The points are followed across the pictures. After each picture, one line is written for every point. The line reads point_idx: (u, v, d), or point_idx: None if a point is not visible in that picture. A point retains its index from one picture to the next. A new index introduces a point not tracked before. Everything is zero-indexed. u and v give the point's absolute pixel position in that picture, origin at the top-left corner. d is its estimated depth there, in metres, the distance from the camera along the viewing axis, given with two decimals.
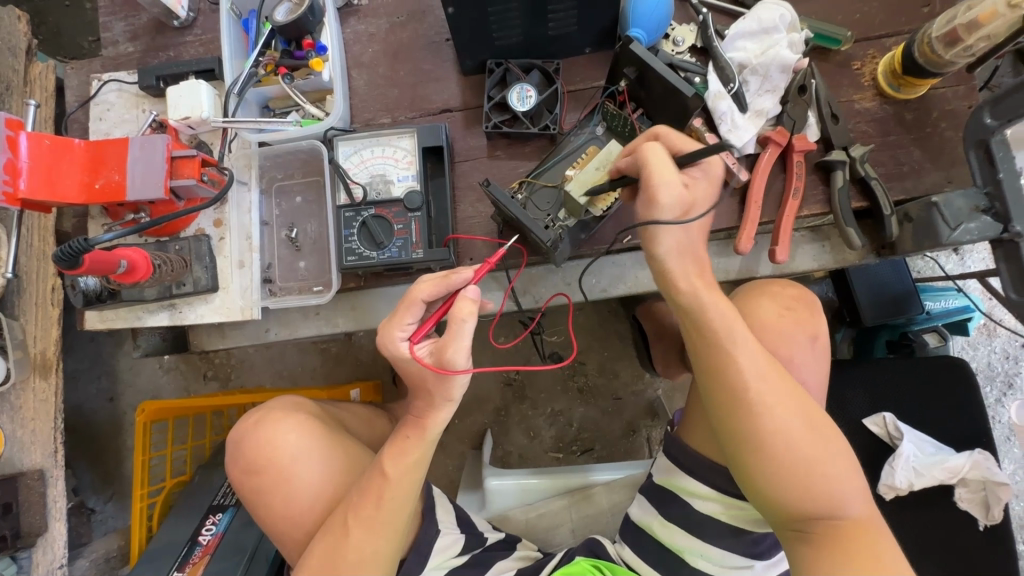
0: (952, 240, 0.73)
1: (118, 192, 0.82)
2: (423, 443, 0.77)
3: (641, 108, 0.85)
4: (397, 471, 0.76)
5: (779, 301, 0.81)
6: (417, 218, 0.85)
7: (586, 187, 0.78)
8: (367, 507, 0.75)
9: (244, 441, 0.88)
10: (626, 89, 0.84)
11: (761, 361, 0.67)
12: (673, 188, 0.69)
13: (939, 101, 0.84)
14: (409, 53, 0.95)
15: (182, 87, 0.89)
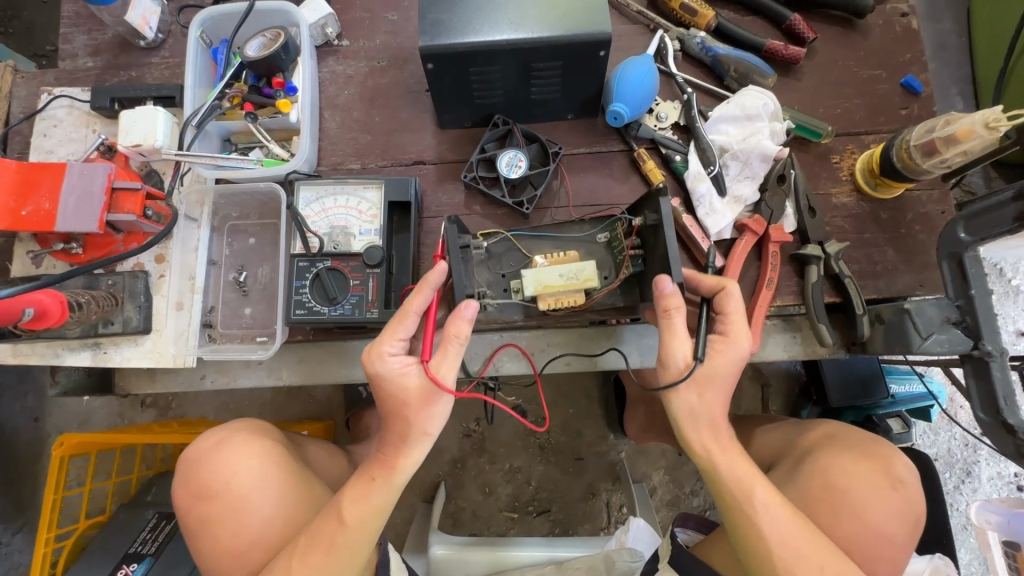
0: (922, 350, 0.72)
1: (46, 221, 0.75)
2: (386, 485, 0.73)
3: (642, 251, 0.78)
4: (353, 514, 0.72)
5: (862, 451, 0.76)
6: (375, 275, 0.80)
7: (538, 283, 0.74)
8: (315, 554, 0.71)
9: (199, 467, 0.88)
10: (639, 229, 0.77)
11: (787, 519, 0.65)
12: (728, 362, 0.67)
13: (914, 203, 0.83)
14: (388, 99, 0.91)
15: (138, 112, 0.83)
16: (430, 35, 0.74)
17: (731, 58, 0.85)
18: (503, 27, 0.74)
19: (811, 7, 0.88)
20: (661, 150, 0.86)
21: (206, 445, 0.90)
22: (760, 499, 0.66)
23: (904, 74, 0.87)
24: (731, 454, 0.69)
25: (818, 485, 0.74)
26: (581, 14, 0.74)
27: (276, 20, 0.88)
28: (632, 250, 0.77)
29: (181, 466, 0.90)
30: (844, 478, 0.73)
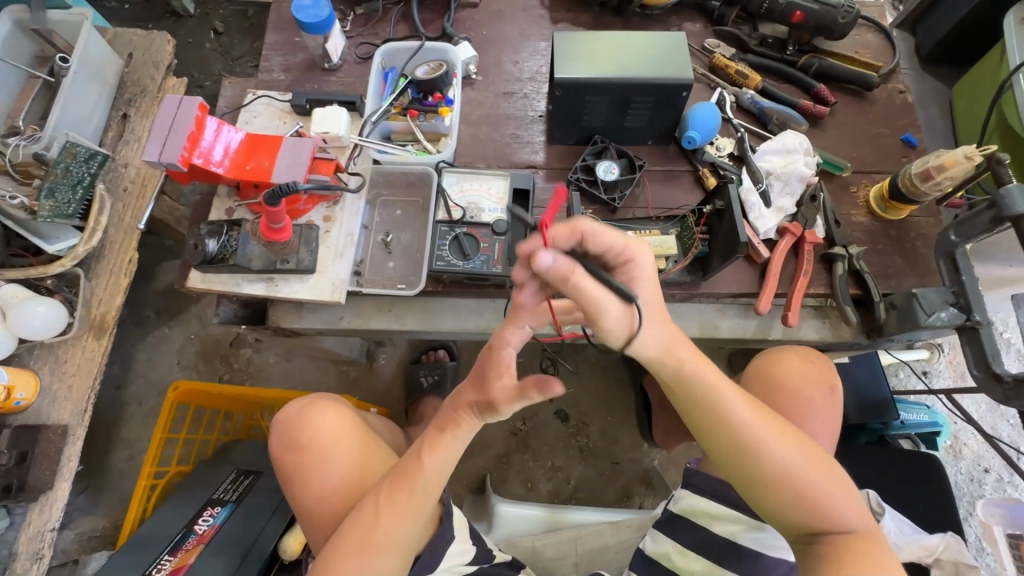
0: (927, 323, 0.92)
1: (264, 174, 0.99)
2: (461, 437, 0.84)
3: (709, 236, 1.03)
4: (430, 460, 0.84)
5: (802, 356, 0.99)
6: (501, 240, 1.03)
7: None
8: (400, 493, 0.85)
9: (288, 430, 1.03)
10: (706, 215, 1.03)
11: (746, 403, 0.78)
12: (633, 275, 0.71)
13: (916, 225, 1.08)
14: (510, 120, 1.19)
15: (326, 111, 1.08)
16: (563, 70, 1.02)
17: (774, 110, 1.14)
18: (616, 70, 1.02)
19: (833, 80, 1.19)
20: (720, 171, 1.12)
21: (295, 410, 1.06)
22: (723, 398, 0.78)
23: (903, 133, 1.16)
24: (691, 362, 0.76)
25: (774, 386, 0.97)
26: (672, 66, 1.03)
27: (435, 56, 1.18)
28: (700, 232, 1.02)
29: (275, 427, 1.06)
30: (793, 378, 0.96)
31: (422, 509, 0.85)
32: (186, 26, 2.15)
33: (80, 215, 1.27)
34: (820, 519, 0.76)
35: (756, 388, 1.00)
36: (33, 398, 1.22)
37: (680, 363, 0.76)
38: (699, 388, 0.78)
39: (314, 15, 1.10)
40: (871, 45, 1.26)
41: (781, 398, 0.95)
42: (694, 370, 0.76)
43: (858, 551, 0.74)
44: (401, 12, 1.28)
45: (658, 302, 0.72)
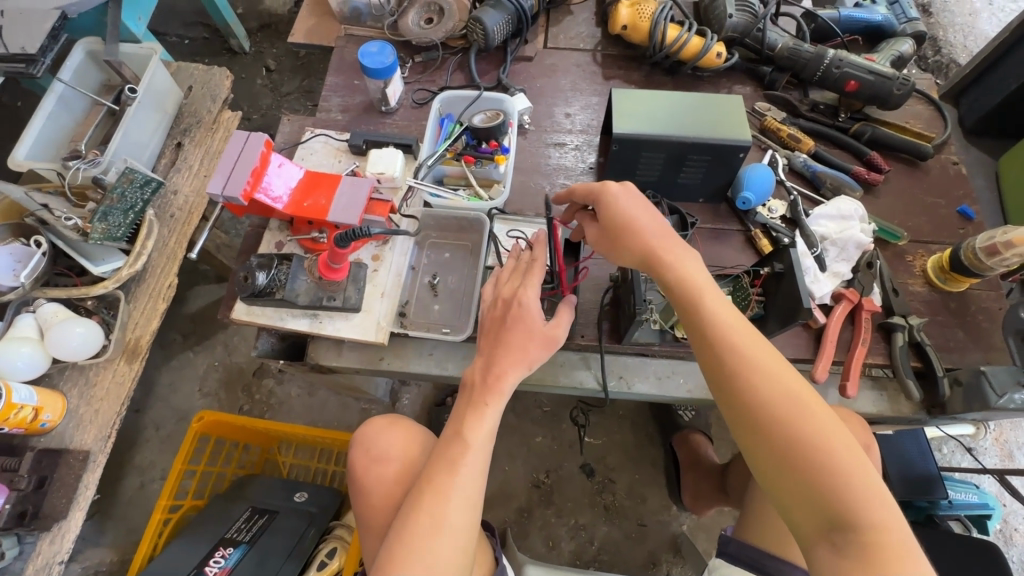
0: (999, 404, 0.88)
1: (321, 212, 0.99)
2: (498, 407, 0.84)
3: (764, 298, 1.00)
4: (474, 432, 0.82)
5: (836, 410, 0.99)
6: (551, 291, 1.03)
7: None
8: (443, 477, 0.80)
9: (362, 440, 1.03)
10: (763, 277, 1.00)
11: (746, 331, 0.74)
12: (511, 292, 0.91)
13: (977, 297, 1.05)
14: (560, 172, 1.21)
15: (383, 152, 1.10)
16: (622, 126, 1.03)
17: (827, 174, 1.13)
18: (676, 129, 1.03)
19: (885, 148, 1.19)
20: (772, 233, 1.11)
21: (382, 424, 1.05)
22: (715, 312, 0.75)
23: (959, 204, 1.15)
24: (682, 267, 0.79)
25: None
26: (731, 129, 1.03)
27: (492, 105, 1.21)
28: (756, 292, 1.00)
29: (357, 442, 1.04)
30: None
31: (468, 495, 0.80)
32: (240, 63, 2.25)
33: (127, 238, 1.29)
34: (832, 489, 0.65)
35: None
36: (58, 421, 1.20)
37: (671, 264, 0.79)
38: (679, 294, 0.78)
39: (378, 62, 1.14)
40: (921, 116, 1.27)
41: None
42: (687, 269, 0.79)
43: (871, 544, 0.63)
44: (458, 62, 1.32)
45: (655, 220, 0.83)
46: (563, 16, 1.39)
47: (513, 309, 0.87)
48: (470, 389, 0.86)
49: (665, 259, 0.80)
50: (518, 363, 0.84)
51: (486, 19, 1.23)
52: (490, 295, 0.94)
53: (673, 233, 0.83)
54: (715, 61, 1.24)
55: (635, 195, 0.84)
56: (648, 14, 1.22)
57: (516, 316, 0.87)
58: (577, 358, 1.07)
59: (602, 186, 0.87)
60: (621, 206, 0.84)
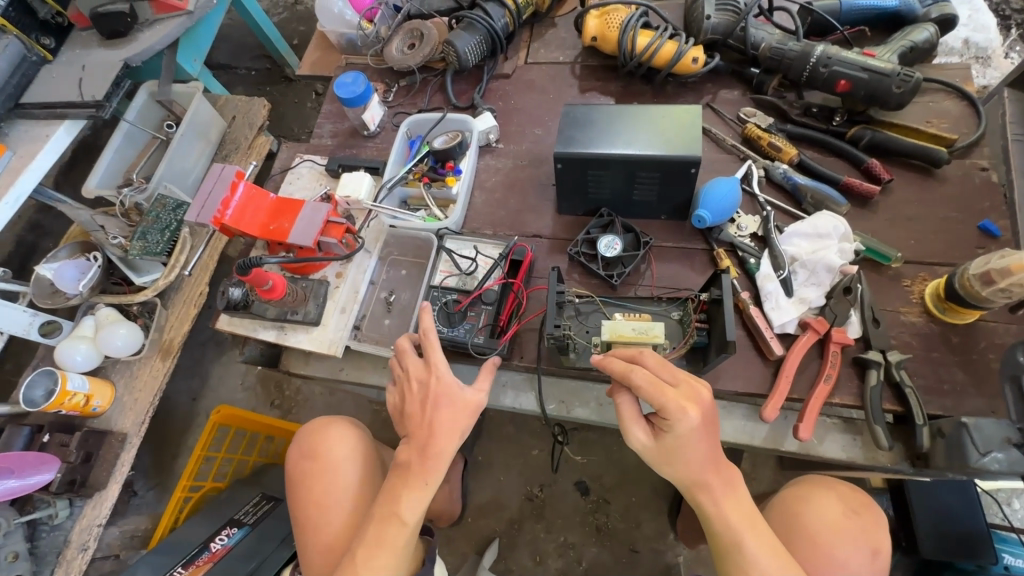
0: (979, 464, 0.74)
1: (282, 234, 1.09)
2: (433, 481, 0.83)
3: (708, 324, 0.93)
4: (411, 513, 0.82)
5: (843, 502, 0.84)
6: (487, 310, 1.03)
7: (614, 332, 0.91)
8: (380, 556, 0.81)
9: (308, 439, 1.09)
10: (706, 303, 0.93)
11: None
12: (416, 377, 0.88)
13: (988, 332, 0.89)
14: (524, 189, 1.20)
15: (351, 175, 1.19)
16: (564, 145, 1.01)
17: (808, 187, 1.01)
18: (618, 145, 0.99)
19: (890, 154, 1.04)
20: (738, 253, 1.02)
21: (319, 425, 1.11)
22: (754, 558, 0.71)
23: (982, 218, 0.97)
24: (724, 504, 0.74)
25: (814, 533, 0.81)
26: (679, 142, 0.97)
27: (457, 126, 1.25)
28: (697, 315, 0.93)
29: (299, 437, 1.11)
30: (825, 527, 0.81)
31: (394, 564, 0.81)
32: (294, 88, 2.49)
33: (166, 252, 1.47)
34: None
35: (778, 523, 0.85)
36: (107, 407, 1.44)
37: (713, 499, 0.74)
38: (726, 537, 0.73)
39: (351, 92, 1.23)
40: (949, 113, 1.08)
41: (806, 550, 0.80)
42: (723, 511, 0.74)
43: None
44: (439, 83, 1.37)
45: (710, 448, 0.72)
46: (546, 30, 1.38)
47: (432, 387, 0.85)
48: (406, 467, 0.84)
49: (706, 495, 0.74)
50: (452, 436, 0.84)
51: (457, 42, 1.27)
52: (402, 382, 0.90)
53: (723, 459, 0.75)
54: (692, 67, 1.16)
55: (706, 428, 0.71)
56: (618, 23, 1.18)
57: (436, 393, 0.85)
58: (521, 379, 1.07)
59: (688, 411, 0.69)
60: (692, 438, 0.70)
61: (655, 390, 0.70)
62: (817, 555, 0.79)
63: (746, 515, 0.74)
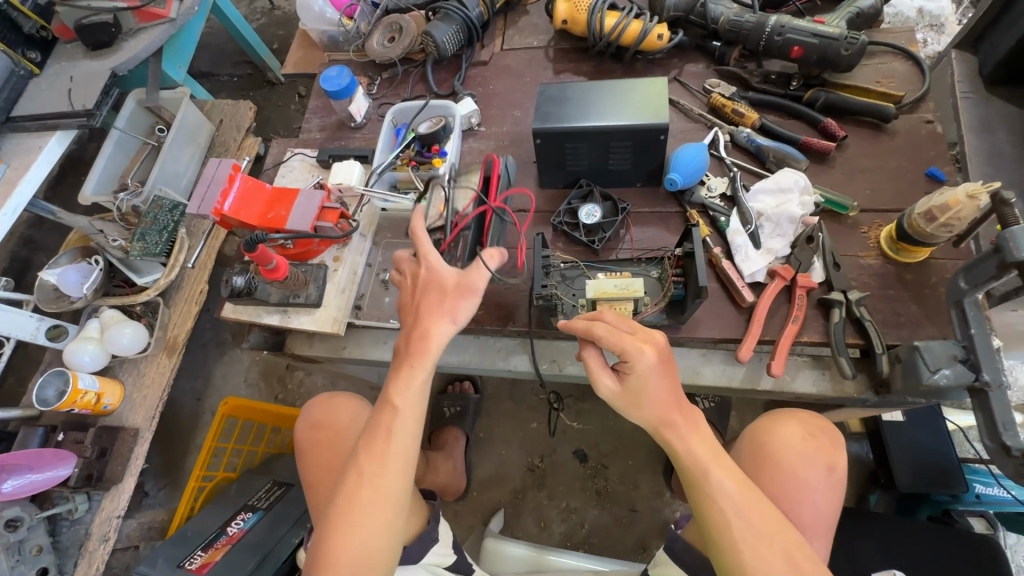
0: (931, 380, 0.82)
1: (280, 221, 1.15)
2: (425, 367, 0.86)
3: (684, 278, 1.00)
4: (405, 405, 0.86)
5: (803, 427, 0.90)
6: (466, 234, 1.11)
7: (598, 290, 0.98)
8: (383, 446, 0.85)
9: (317, 408, 1.14)
10: (681, 259, 1.01)
11: (751, 502, 0.74)
12: (407, 268, 0.92)
13: (938, 268, 0.97)
14: (507, 167, 1.27)
15: (342, 164, 1.25)
16: (542, 121, 1.07)
17: (770, 148, 1.09)
18: (593, 117, 1.06)
19: (843, 113, 1.12)
20: (710, 213, 1.09)
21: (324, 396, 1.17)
22: (721, 484, 0.75)
23: (929, 167, 1.05)
24: (690, 440, 0.78)
25: (776, 457, 0.87)
26: (651, 111, 1.05)
27: (440, 111, 1.31)
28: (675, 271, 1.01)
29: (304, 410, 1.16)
30: (785, 449, 0.87)
31: (400, 453, 0.85)
32: (278, 91, 2.54)
33: (165, 252, 1.52)
34: None
35: (747, 455, 0.91)
36: (117, 404, 1.48)
37: (678, 436, 0.78)
38: (695, 470, 0.77)
39: (336, 84, 1.29)
40: (897, 73, 1.17)
41: (772, 473, 0.86)
42: (692, 445, 0.77)
43: None
44: (420, 73, 1.43)
45: (670, 386, 0.77)
46: (519, 17, 1.45)
47: (424, 273, 0.89)
48: (398, 358, 0.89)
49: (673, 432, 0.78)
50: (445, 318, 0.86)
51: (436, 32, 1.33)
52: (407, 270, 0.92)
53: (686, 397, 0.79)
54: (657, 43, 1.23)
55: (665, 366, 0.76)
56: (586, 5, 1.24)
57: (425, 279, 0.89)
58: (514, 343, 1.14)
59: (644, 351, 0.74)
60: (653, 377, 0.75)
61: (616, 337, 0.75)
62: (778, 475, 0.86)
63: (710, 447, 0.78)
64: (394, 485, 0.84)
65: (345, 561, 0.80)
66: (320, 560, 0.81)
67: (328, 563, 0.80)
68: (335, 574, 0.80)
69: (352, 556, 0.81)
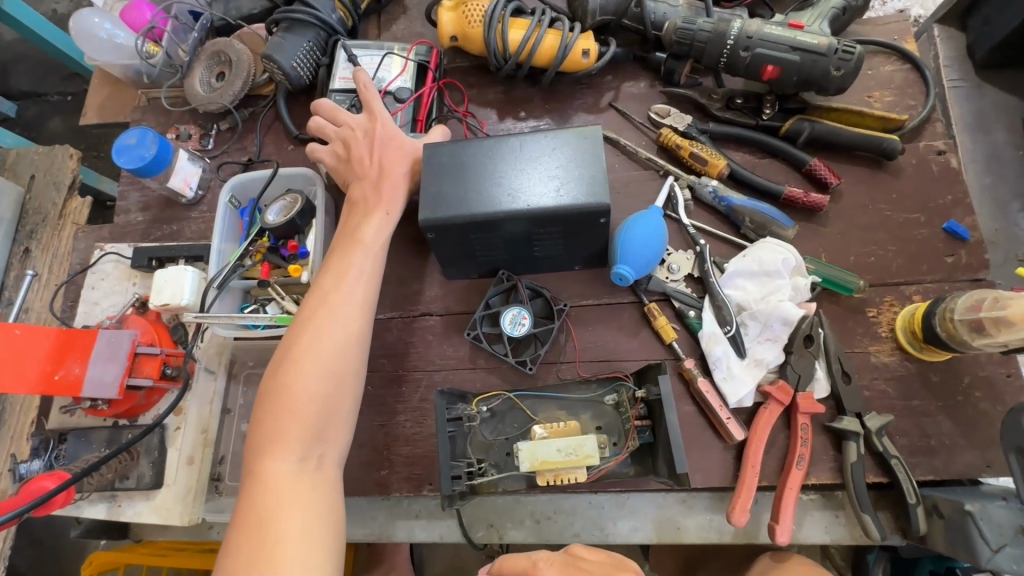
0: (992, 565, 0.60)
1: (76, 386, 0.78)
2: (392, 210, 0.80)
3: (649, 420, 0.74)
4: (372, 233, 0.78)
5: None
6: (402, 109, 0.92)
7: (536, 459, 0.70)
8: (347, 278, 0.75)
9: None
10: (644, 400, 0.75)
11: None
12: (354, 121, 0.84)
13: (971, 364, 0.74)
14: (401, 248, 0.93)
15: (169, 272, 0.87)
16: (434, 209, 0.74)
17: (745, 209, 0.81)
18: (504, 197, 0.73)
19: (833, 148, 0.84)
20: (674, 304, 0.81)
21: None
22: None
23: (946, 218, 0.80)
24: None
25: None
26: (584, 183, 0.72)
27: (299, 182, 0.96)
28: (637, 410, 0.74)
29: None
30: None
31: (365, 281, 0.75)
32: None
33: None
34: None
35: None
36: None
37: None
38: None
39: (138, 158, 0.89)
40: (893, 80, 0.89)
41: None
42: None
43: None
44: (271, 115, 1.04)
45: None
46: (396, 20, 1.07)
47: (378, 130, 0.83)
48: (360, 202, 0.81)
49: None
50: (401, 174, 0.82)
51: (278, 54, 0.95)
52: (338, 136, 0.85)
53: None
54: (582, 62, 0.90)
55: None
56: (480, 14, 0.89)
57: (381, 135, 0.83)
58: (438, 504, 0.86)
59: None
60: None
61: None
62: None
63: None
64: (353, 321, 0.72)
65: (299, 419, 0.66)
66: (273, 406, 0.67)
67: (285, 392, 0.67)
68: (293, 415, 0.66)
69: (323, 370, 0.68)
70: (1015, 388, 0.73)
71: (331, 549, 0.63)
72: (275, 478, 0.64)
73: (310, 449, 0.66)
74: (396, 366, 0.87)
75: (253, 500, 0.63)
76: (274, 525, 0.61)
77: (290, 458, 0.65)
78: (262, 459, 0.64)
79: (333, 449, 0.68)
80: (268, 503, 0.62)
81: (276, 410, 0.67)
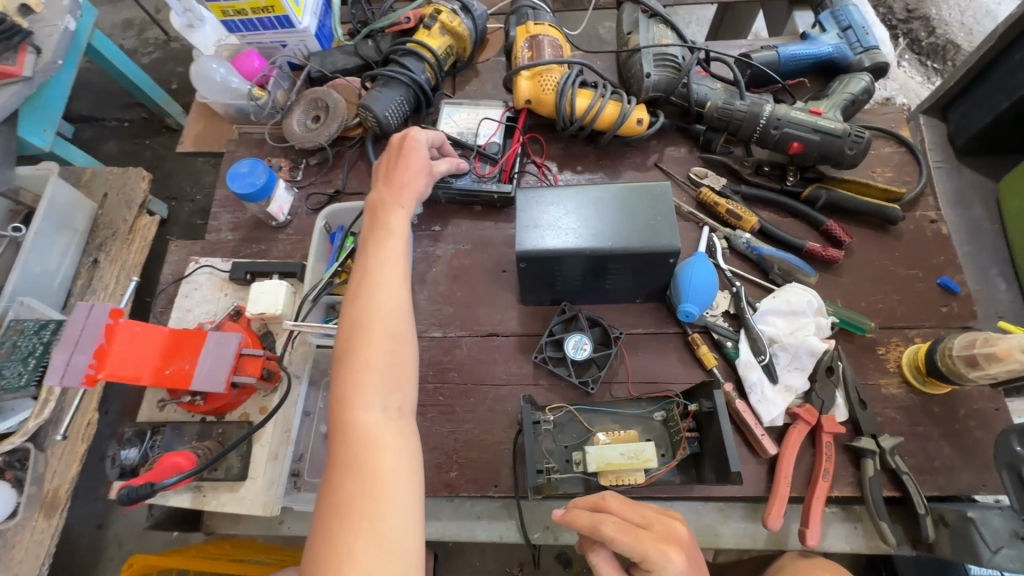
0: (993, 563, 0.72)
1: (183, 379, 0.86)
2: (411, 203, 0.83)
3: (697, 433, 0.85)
4: (398, 221, 0.81)
5: None
6: (494, 162, 1.10)
7: (602, 460, 0.81)
8: (387, 253, 0.77)
9: None
10: (693, 414, 0.86)
11: None
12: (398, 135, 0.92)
13: (966, 398, 0.88)
14: (472, 276, 1.06)
15: (266, 286, 0.98)
16: (525, 243, 0.87)
17: (775, 258, 0.96)
18: (584, 238, 0.87)
19: (845, 212, 1.01)
20: (714, 335, 0.95)
21: None
22: None
23: (940, 274, 0.96)
24: None
25: None
26: (625, 234, 0.87)
27: None
28: (687, 423, 0.85)
29: None
30: None
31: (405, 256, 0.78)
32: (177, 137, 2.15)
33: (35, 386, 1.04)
34: None
35: None
36: None
37: None
38: None
39: (249, 185, 1.02)
40: (891, 159, 1.07)
41: None
42: None
43: None
44: (356, 154, 1.19)
45: None
46: (469, 81, 1.25)
47: (409, 143, 0.89)
48: (379, 203, 0.83)
49: None
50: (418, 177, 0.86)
51: (375, 104, 1.09)
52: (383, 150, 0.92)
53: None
54: (636, 128, 1.07)
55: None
56: (552, 84, 1.06)
57: (408, 146, 0.88)
58: (498, 506, 0.95)
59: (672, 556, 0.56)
60: None
61: (628, 537, 0.58)
62: None
63: None
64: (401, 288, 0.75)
65: (373, 376, 0.68)
66: (347, 368, 0.69)
67: (358, 357, 0.69)
68: (369, 368, 0.68)
69: (384, 333, 0.71)
70: (1003, 420, 0.86)
71: (414, 487, 0.65)
72: (366, 426, 0.66)
73: (390, 400, 0.68)
74: (466, 379, 0.98)
75: (345, 451, 0.65)
76: (371, 465, 0.63)
77: (373, 407, 0.67)
78: (348, 412, 0.66)
79: (409, 397, 0.70)
80: (359, 449, 0.64)
81: (348, 369, 0.69)
